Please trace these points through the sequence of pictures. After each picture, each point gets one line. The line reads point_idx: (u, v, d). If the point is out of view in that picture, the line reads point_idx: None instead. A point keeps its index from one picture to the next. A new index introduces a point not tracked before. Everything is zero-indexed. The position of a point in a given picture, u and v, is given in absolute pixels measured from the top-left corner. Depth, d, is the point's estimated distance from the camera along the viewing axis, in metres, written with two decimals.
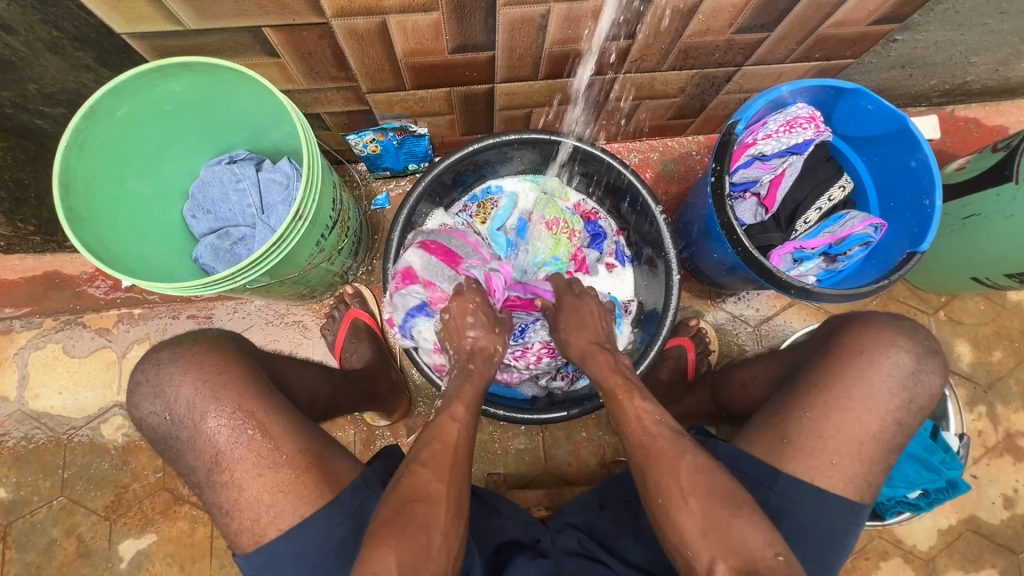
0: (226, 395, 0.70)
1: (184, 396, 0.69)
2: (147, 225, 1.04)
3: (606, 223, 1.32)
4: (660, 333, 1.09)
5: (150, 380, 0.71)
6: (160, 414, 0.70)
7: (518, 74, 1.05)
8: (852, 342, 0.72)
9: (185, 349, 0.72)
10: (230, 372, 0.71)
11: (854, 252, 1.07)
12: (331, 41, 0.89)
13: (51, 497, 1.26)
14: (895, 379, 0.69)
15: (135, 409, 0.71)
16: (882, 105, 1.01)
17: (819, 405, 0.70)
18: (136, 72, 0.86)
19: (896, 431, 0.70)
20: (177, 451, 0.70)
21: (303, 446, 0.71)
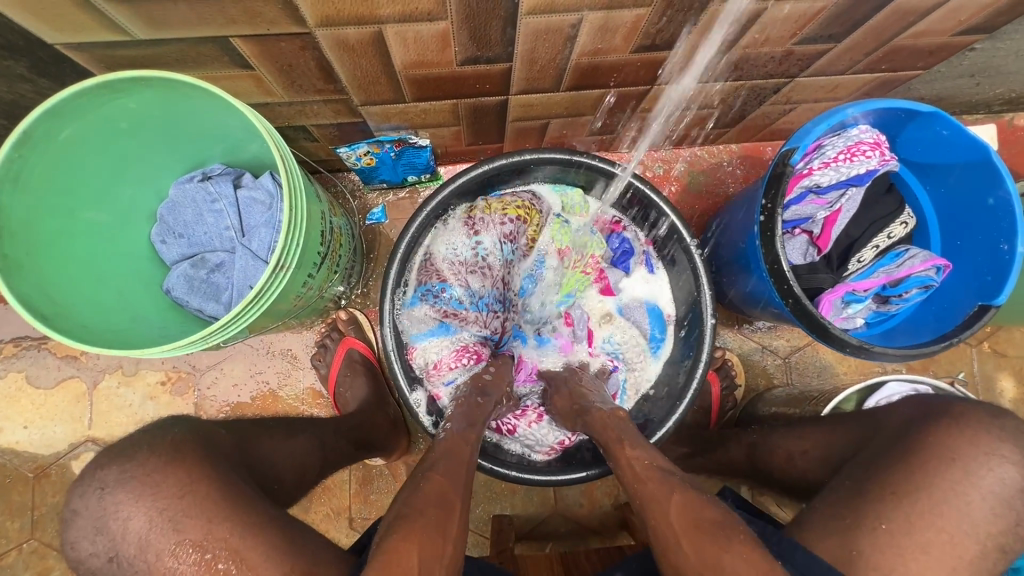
0: (189, 524, 0.60)
1: (135, 529, 0.60)
2: (106, 258, 0.90)
3: (634, 234, 1.14)
4: (696, 384, 0.97)
5: (91, 513, 0.61)
6: (100, 557, 0.60)
7: (537, 86, 0.90)
8: (942, 446, 0.63)
9: (130, 469, 0.62)
10: (192, 497, 0.61)
11: (911, 295, 0.95)
12: (315, 53, 0.73)
13: (20, 539, 1.16)
14: (999, 497, 0.60)
15: (73, 548, 0.61)
16: (960, 132, 0.87)
17: (901, 518, 0.60)
18: (78, 90, 0.71)
19: (998, 557, 0.59)
20: (138, 570, 0.59)
21: (285, 573, 0.60)
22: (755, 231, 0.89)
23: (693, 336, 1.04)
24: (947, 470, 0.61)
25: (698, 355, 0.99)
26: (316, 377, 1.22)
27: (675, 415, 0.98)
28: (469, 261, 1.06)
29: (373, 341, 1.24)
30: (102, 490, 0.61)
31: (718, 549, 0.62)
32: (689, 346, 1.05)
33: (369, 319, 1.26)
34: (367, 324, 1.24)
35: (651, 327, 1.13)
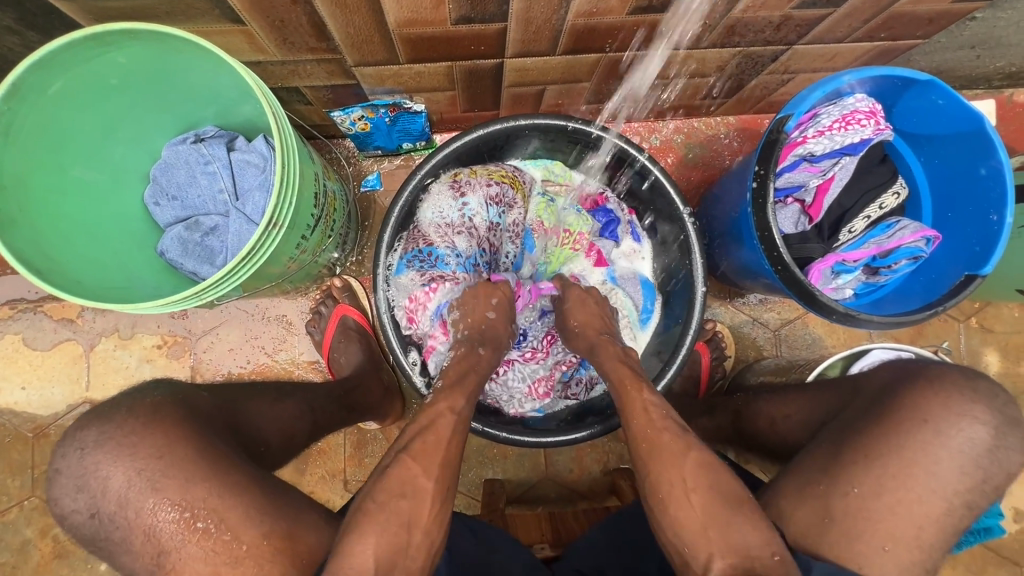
0: (166, 483, 0.62)
1: (115, 486, 0.62)
2: (99, 217, 0.90)
3: (616, 204, 1.15)
4: (687, 347, 0.98)
5: (72, 471, 0.64)
6: (82, 512, 0.63)
7: (532, 49, 0.89)
8: (917, 408, 0.63)
9: (108, 430, 0.64)
10: (167, 457, 0.63)
11: (900, 266, 0.96)
12: (306, 8, 0.72)
13: (21, 497, 1.19)
14: (969, 457, 0.61)
15: (57, 504, 0.64)
16: (955, 101, 0.86)
17: (872, 479, 0.62)
18: (66, 41, 0.70)
19: (963, 514, 0.61)
20: (136, 517, 0.61)
21: (267, 529, 0.63)
22: (747, 199, 0.90)
23: (678, 301, 1.07)
24: (917, 430, 0.62)
25: (687, 325, 1.00)
26: (311, 343, 1.23)
27: (669, 373, 0.98)
28: (456, 225, 1.05)
29: (368, 308, 1.25)
30: (82, 449, 0.64)
31: (699, 504, 0.64)
32: (674, 320, 1.08)
33: (364, 287, 1.27)
34: (362, 291, 1.24)
35: (643, 295, 1.14)
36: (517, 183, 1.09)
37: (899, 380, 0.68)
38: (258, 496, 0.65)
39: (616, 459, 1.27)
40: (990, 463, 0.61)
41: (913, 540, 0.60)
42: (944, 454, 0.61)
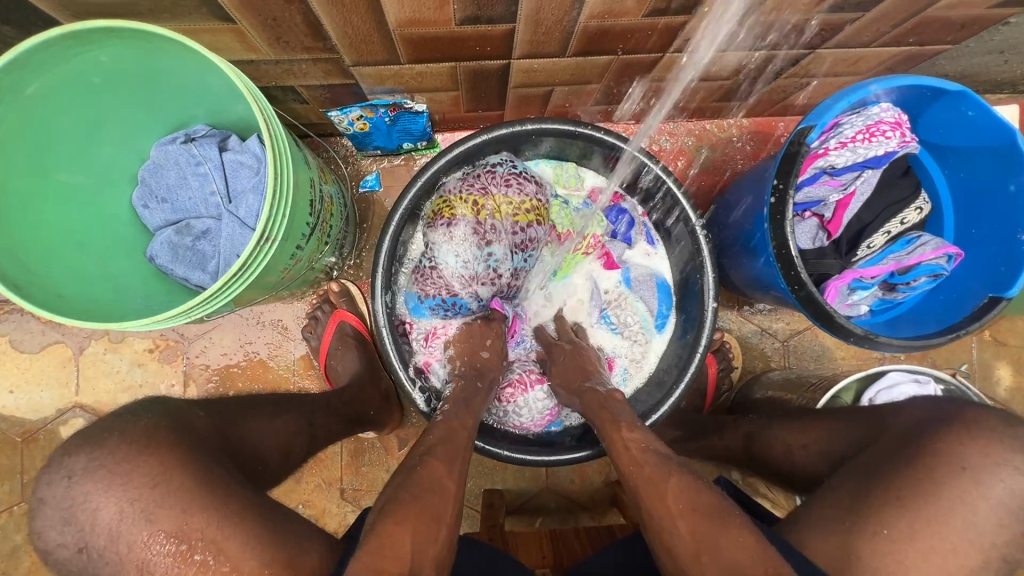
0: (160, 516, 0.58)
1: (105, 518, 0.58)
2: (84, 222, 0.86)
3: (630, 204, 1.10)
4: (695, 359, 0.96)
5: (59, 503, 0.60)
6: (70, 547, 0.59)
7: (541, 51, 0.84)
8: (952, 455, 0.61)
9: (98, 457, 0.60)
10: (164, 487, 0.59)
11: (919, 283, 0.93)
12: (301, 7, 0.67)
13: (11, 502, 1.16)
14: (1008, 508, 0.58)
15: (41, 538, 0.60)
16: (986, 112, 0.82)
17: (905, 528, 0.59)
18: (42, 39, 0.65)
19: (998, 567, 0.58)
20: (122, 555, 0.58)
21: (265, 560, 0.59)
22: (764, 214, 0.86)
23: (693, 306, 1.02)
24: (953, 477, 0.60)
25: (698, 336, 0.97)
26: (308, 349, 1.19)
27: (667, 403, 0.96)
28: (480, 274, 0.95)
29: (366, 314, 1.21)
30: (69, 479, 0.59)
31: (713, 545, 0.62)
32: (689, 325, 1.03)
33: (362, 291, 1.22)
34: (360, 297, 1.20)
35: (660, 299, 1.09)
36: (541, 217, 0.97)
37: (932, 425, 0.65)
38: (254, 527, 0.61)
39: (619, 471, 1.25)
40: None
41: None
42: (984, 505, 0.58)
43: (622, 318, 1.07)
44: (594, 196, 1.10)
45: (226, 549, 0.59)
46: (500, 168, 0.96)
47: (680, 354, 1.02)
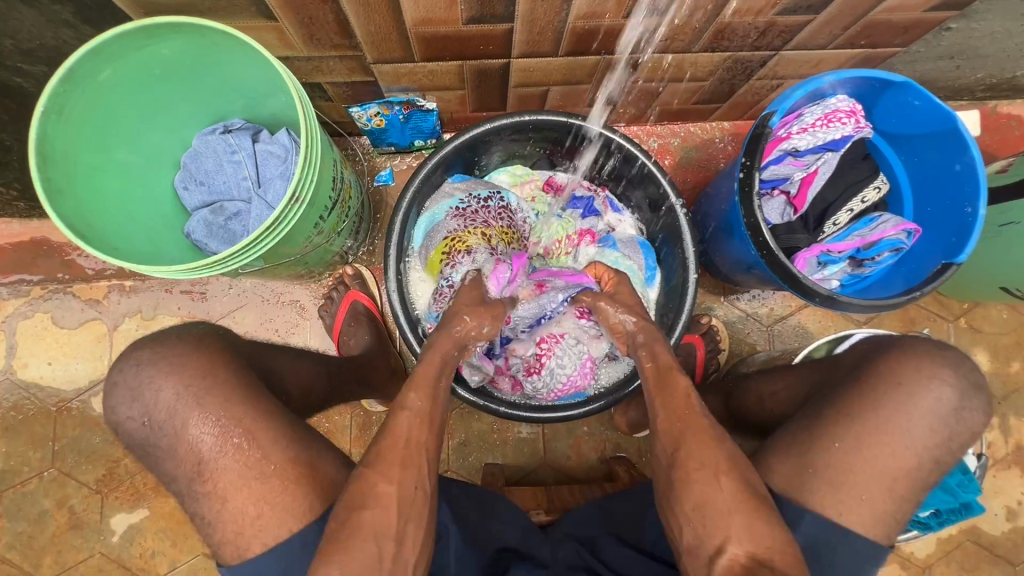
0: (211, 401, 0.68)
1: (163, 400, 0.68)
2: (133, 197, 0.97)
3: (588, 187, 1.19)
4: (683, 314, 1.01)
5: (126, 382, 0.69)
6: (134, 420, 0.68)
7: (537, 50, 0.97)
8: (892, 370, 0.68)
9: (161, 349, 0.70)
10: (216, 378, 0.69)
11: (883, 257, 1.02)
12: (333, 7, 0.81)
13: (41, 468, 1.24)
14: (938, 414, 0.66)
15: (110, 413, 0.69)
16: (931, 102, 0.93)
17: (849, 436, 0.67)
18: (119, 31, 0.78)
19: (931, 468, 0.67)
20: (176, 430, 0.67)
21: (293, 455, 0.70)
22: (735, 189, 0.96)
23: (670, 253, 1.10)
24: (891, 390, 0.67)
25: (681, 308, 1.02)
26: (322, 327, 1.29)
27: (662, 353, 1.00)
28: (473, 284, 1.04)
29: (377, 296, 1.30)
30: (138, 363, 0.70)
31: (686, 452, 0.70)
32: (673, 271, 1.09)
33: (374, 276, 1.33)
34: (372, 281, 1.30)
35: (644, 256, 1.13)
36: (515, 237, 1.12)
37: (880, 347, 0.73)
38: (289, 425, 0.71)
39: (613, 448, 1.31)
40: (956, 420, 0.66)
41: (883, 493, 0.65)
42: (917, 411, 0.66)
43: None
44: (552, 185, 1.19)
45: (263, 436, 0.68)
46: (492, 205, 1.11)
47: (667, 313, 1.08)
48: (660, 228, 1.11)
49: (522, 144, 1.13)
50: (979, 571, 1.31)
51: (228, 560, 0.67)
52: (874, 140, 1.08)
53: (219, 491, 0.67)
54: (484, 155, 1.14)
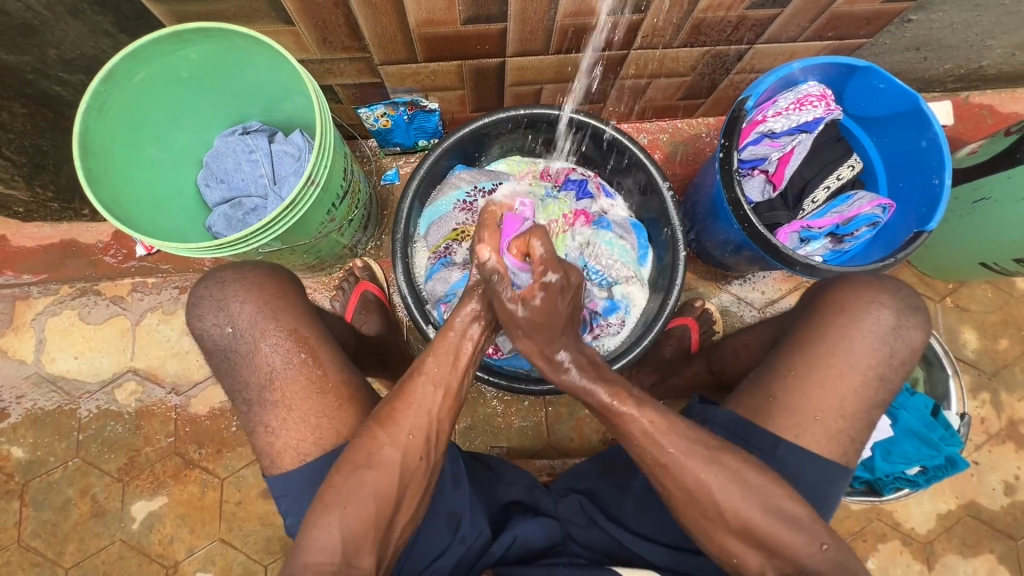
0: (284, 318, 0.80)
1: (246, 312, 0.80)
2: (160, 191, 1.06)
3: (583, 171, 1.26)
4: (676, 286, 1.07)
5: (213, 296, 0.81)
6: (222, 326, 0.80)
7: (529, 49, 1.06)
8: (835, 299, 0.82)
9: (244, 273, 0.83)
10: (289, 301, 0.82)
11: (861, 232, 1.08)
12: (345, 10, 0.90)
13: (66, 457, 1.30)
14: (876, 334, 0.79)
15: (197, 320, 0.80)
16: (894, 84, 1.02)
17: (802, 363, 0.80)
18: (154, 36, 0.88)
19: (877, 385, 0.78)
20: (253, 341, 0.79)
21: (346, 379, 0.81)
22: (716, 169, 1.04)
23: (661, 234, 1.18)
24: (836, 318, 0.80)
25: (671, 287, 1.08)
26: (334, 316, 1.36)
27: (655, 329, 1.06)
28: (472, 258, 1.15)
29: (385, 287, 1.37)
30: (223, 282, 0.82)
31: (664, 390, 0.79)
32: (663, 248, 1.17)
33: (382, 269, 1.39)
34: (380, 273, 1.37)
35: (635, 237, 1.22)
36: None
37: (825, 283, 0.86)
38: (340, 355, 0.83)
39: (614, 429, 1.35)
40: (895, 339, 0.79)
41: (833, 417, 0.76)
42: (860, 336, 0.79)
43: (604, 262, 1.18)
44: (549, 173, 1.26)
45: (323, 356, 0.80)
46: (497, 197, 1.20)
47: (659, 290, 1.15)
48: (650, 210, 1.19)
49: (522, 136, 1.21)
50: (981, 547, 1.32)
51: (281, 466, 0.77)
52: (847, 124, 1.17)
53: (283, 400, 0.78)
54: (485, 147, 1.22)
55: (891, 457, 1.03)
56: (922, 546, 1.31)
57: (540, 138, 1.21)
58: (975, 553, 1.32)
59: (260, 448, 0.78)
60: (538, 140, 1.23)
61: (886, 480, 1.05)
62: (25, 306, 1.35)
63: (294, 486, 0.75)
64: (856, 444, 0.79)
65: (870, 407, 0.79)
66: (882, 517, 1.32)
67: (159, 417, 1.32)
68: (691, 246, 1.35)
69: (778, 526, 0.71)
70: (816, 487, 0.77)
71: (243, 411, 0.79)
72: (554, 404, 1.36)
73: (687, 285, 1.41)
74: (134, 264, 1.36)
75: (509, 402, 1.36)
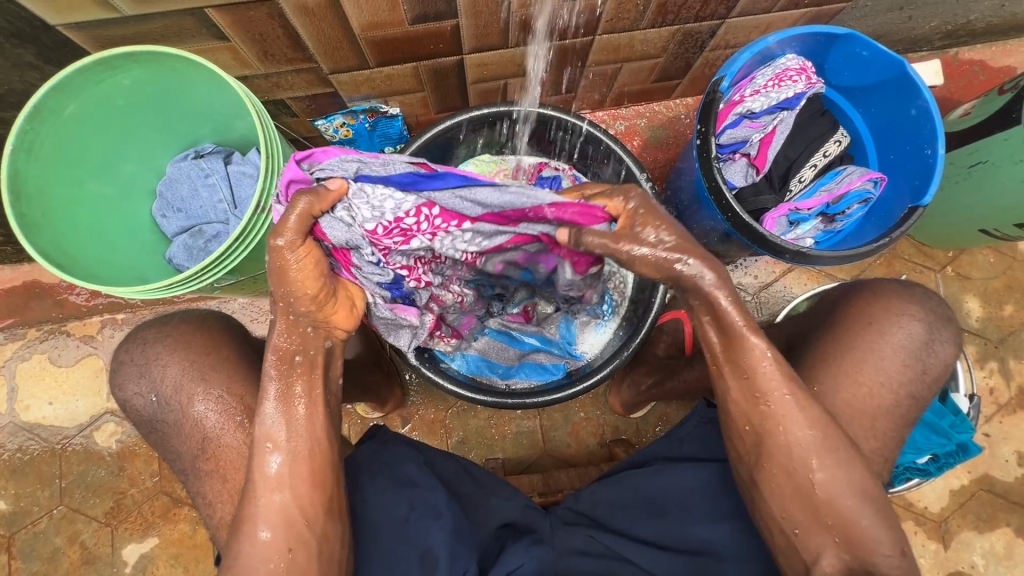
0: (212, 377, 0.77)
1: (169, 376, 0.78)
2: (113, 227, 1.00)
3: (556, 165, 1.19)
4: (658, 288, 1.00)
5: (136, 360, 0.79)
6: (144, 394, 0.78)
7: (487, 43, 0.99)
8: (861, 314, 0.79)
9: (166, 331, 0.81)
10: (215, 357, 0.79)
11: (853, 210, 1.03)
12: (281, 21, 0.84)
13: (51, 506, 1.26)
14: (893, 338, 0.76)
15: (120, 390, 0.79)
16: (878, 51, 0.96)
17: (829, 379, 0.76)
18: (78, 66, 0.82)
19: (895, 392, 0.76)
20: (183, 403, 0.77)
21: None
22: (695, 157, 0.97)
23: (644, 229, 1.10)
24: (864, 331, 0.78)
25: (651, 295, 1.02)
26: None
27: (643, 329, 1.01)
28: None
29: None
30: (143, 343, 0.80)
31: None
32: None
33: None
34: None
35: None
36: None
37: (849, 293, 0.83)
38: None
39: (611, 432, 1.31)
40: (927, 354, 0.77)
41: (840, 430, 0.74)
42: (883, 346, 0.76)
43: None
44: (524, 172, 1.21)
45: (258, 418, 0.77)
46: None
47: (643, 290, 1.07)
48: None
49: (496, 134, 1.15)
50: (997, 521, 1.29)
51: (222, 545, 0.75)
52: (831, 97, 1.12)
53: (217, 469, 0.75)
54: (454, 150, 1.16)
55: (902, 449, 1.00)
56: (936, 525, 1.27)
57: (508, 133, 1.14)
58: (991, 528, 1.28)
59: (203, 516, 0.76)
60: (505, 136, 1.16)
61: (898, 471, 1.04)
62: None
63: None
64: (858, 444, 0.75)
65: (868, 402, 0.75)
66: (893, 499, 1.28)
67: (143, 456, 1.28)
68: None
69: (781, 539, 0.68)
70: None
71: (183, 480, 0.79)
72: (548, 410, 1.31)
73: None
74: (102, 300, 1.30)
75: (501, 411, 1.31)
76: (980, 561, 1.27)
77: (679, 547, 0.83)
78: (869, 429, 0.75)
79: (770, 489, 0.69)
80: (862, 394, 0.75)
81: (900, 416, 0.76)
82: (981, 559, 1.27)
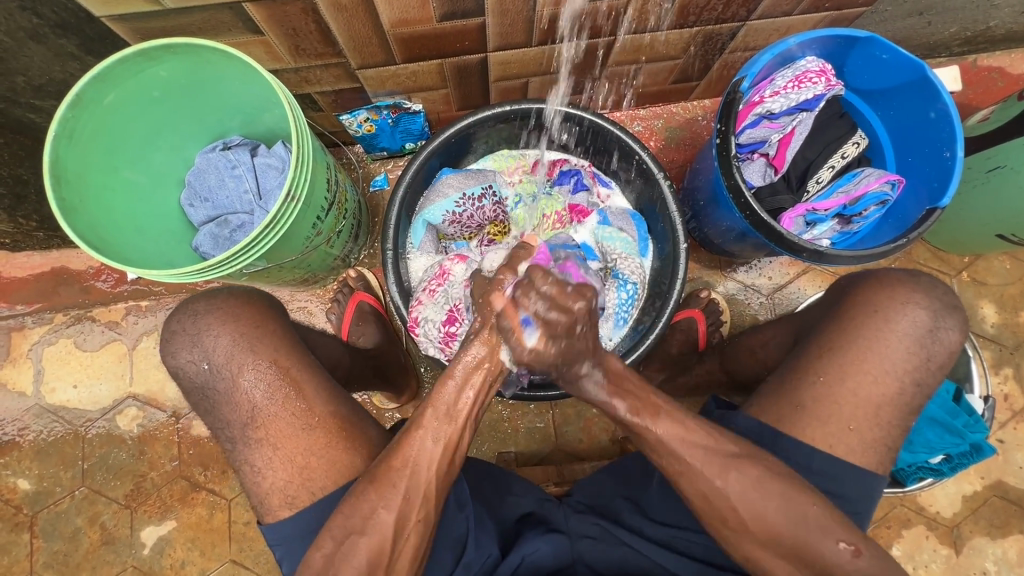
0: (261, 348, 0.79)
1: (221, 347, 0.78)
2: (143, 216, 1.03)
3: (575, 162, 1.22)
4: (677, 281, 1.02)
5: (188, 330, 0.80)
6: (198, 362, 0.79)
7: (511, 41, 1.01)
8: (873, 306, 0.80)
9: (216, 303, 0.82)
10: (264, 329, 0.80)
11: (869, 212, 1.04)
12: (315, 17, 0.86)
13: (73, 487, 1.29)
14: (911, 337, 0.77)
15: (172, 358, 0.80)
16: (897, 54, 0.97)
17: (835, 369, 0.77)
18: (120, 56, 0.84)
19: (912, 390, 0.77)
20: (234, 373, 0.78)
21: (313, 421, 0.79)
22: (714, 156, 0.99)
23: (660, 223, 1.12)
24: (870, 320, 0.78)
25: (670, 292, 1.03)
26: (331, 328, 1.34)
27: (660, 323, 1.02)
28: (463, 217, 1.15)
29: (380, 295, 1.34)
30: (197, 313, 0.81)
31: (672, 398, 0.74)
32: (664, 239, 1.12)
33: (375, 277, 1.37)
34: (375, 282, 1.34)
35: (635, 228, 1.16)
36: (502, 230, 1.21)
37: (856, 283, 0.84)
38: None
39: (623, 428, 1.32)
40: (932, 342, 0.77)
41: (852, 426, 0.75)
42: (897, 341, 0.77)
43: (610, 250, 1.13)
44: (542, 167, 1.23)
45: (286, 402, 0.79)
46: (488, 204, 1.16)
47: (664, 282, 1.08)
48: (648, 198, 1.13)
49: (520, 131, 1.17)
50: (1010, 527, 1.28)
51: (273, 510, 0.76)
52: (850, 99, 1.13)
53: (268, 437, 0.77)
54: (476, 144, 1.18)
55: (914, 447, 1.01)
56: (948, 530, 1.27)
57: (528, 127, 1.15)
58: (1003, 535, 1.28)
59: (250, 485, 0.77)
60: (527, 131, 1.17)
61: (909, 470, 1.04)
62: (20, 337, 1.33)
63: (285, 535, 0.75)
64: (873, 437, 0.76)
65: (885, 397, 0.76)
66: (906, 503, 1.28)
67: (163, 441, 1.31)
68: (693, 234, 1.29)
69: (807, 535, 0.68)
70: (835, 488, 0.75)
71: (229, 449, 0.79)
72: (560, 406, 1.33)
73: (690, 275, 1.35)
74: (126, 287, 1.34)
75: (515, 405, 1.33)
76: (992, 567, 1.26)
77: (684, 556, 0.82)
78: (886, 426, 0.76)
79: (798, 485, 0.69)
80: (875, 391, 0.76)
81: (913, 411, 0.77)
82: (993, 565, 1.27)
